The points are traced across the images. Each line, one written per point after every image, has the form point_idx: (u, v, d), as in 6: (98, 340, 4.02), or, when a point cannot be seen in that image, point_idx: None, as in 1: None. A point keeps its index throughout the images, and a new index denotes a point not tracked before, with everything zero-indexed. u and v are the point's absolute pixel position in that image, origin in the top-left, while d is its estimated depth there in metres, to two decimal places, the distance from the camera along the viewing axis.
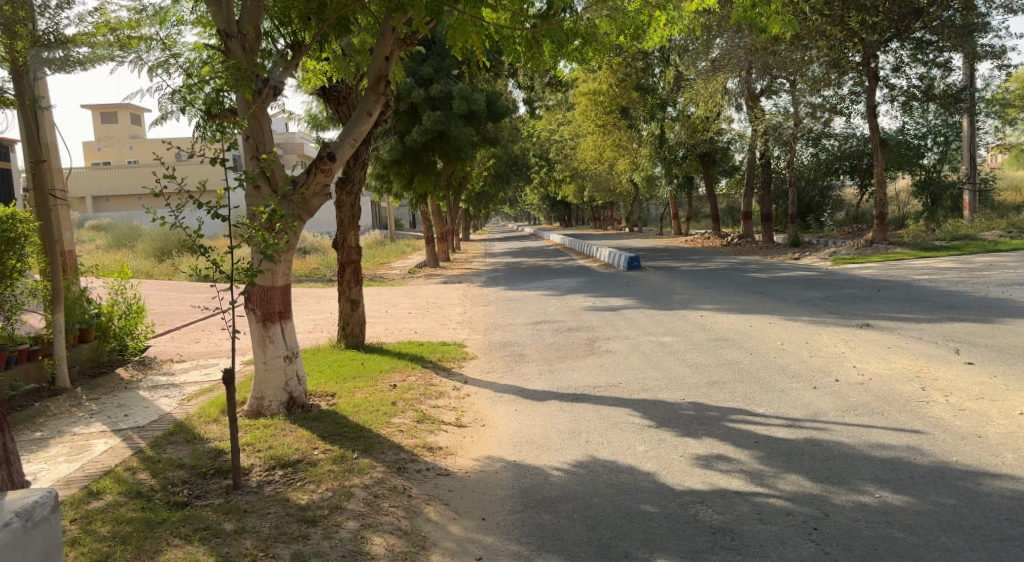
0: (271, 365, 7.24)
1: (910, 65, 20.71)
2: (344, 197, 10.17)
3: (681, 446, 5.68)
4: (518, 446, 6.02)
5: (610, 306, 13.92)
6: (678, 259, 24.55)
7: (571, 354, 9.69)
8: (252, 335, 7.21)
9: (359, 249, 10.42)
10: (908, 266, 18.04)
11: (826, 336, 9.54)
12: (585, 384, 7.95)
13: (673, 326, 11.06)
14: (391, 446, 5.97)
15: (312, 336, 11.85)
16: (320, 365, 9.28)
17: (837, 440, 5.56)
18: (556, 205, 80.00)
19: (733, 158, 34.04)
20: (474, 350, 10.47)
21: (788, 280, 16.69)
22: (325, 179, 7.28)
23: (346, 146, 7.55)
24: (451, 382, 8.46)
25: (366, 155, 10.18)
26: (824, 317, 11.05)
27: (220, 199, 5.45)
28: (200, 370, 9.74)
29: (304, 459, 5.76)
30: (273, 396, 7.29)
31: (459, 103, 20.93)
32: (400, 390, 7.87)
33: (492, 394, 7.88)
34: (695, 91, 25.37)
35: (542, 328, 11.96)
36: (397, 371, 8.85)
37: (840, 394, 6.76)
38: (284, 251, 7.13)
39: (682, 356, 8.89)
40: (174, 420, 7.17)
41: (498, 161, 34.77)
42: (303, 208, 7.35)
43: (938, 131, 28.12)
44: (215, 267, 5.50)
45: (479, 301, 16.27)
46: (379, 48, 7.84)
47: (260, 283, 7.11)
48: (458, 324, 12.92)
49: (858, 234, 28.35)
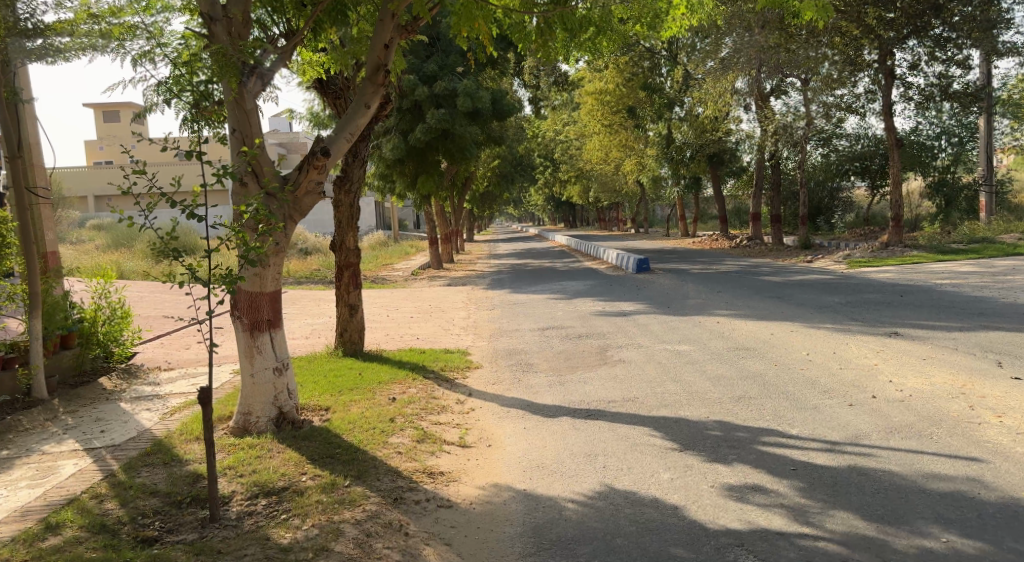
0: (258, 378, 6.68)
1: (927, 63, 20.05)
2: (342, 196, 9.60)
3: (711, 474, 5.11)
4: (527, 471, 5.44)
5: (621, 311, 13.31)
6: (688, 261, 23.93)
7: (581, 364, 9.10)
8: (239, 345, 6.68)
9: (358, 251, 9.86)
10: (927, 269, 17.41)
11: (856, 345, 8.95)
12: (598, 398, 7.36)
13: (689, 333, 10.47)
14: (388, 471, 5.40)
15: (308, 342, 11.28)
16: (315, 375, 8.72)
17: (885, 468, 4.99)
18: (560, 206, 79.36)
19: (742, 160, 33.35)
20: (479, 358, 9.90)
21: (805, 284, 16.10)
22: (318, 176, 6.68)
23: (341, 141, 6.97)
24: (455, 395, 7.87)
25: (366, 152, 9.62)
26: (849, 324, 10.45)
27: (197, 198, 4.88)
28: (187, 379, 9.16)
29: (290, 486, 5.20)
30: (261, 412, 6.73)
31: (462, 101, 20.33)
32: (400, 404, 7.30)
33: (499, 408, 7.30)
34: (704, 89, 24.74)
35: (550, 334, 11.37)
36: (396, 382, 8.28)
37: (880, 413, 6.18)
38: (273, 254, 6.57)
39: (701, 368, 8.30)
40: (152, 437, 6.60)
41: (503, 161, 34.17)
42: (295, 208, 6.76)
43: (952, 132, 27.48)
44: (190, 273, 4.88)
45: (484, 305, 15.68)
46: (377, 35, 7.25)
47: (247, 289, 6.56)
48: (461, 329, 12.35)
49: (871, 236, 27.67)
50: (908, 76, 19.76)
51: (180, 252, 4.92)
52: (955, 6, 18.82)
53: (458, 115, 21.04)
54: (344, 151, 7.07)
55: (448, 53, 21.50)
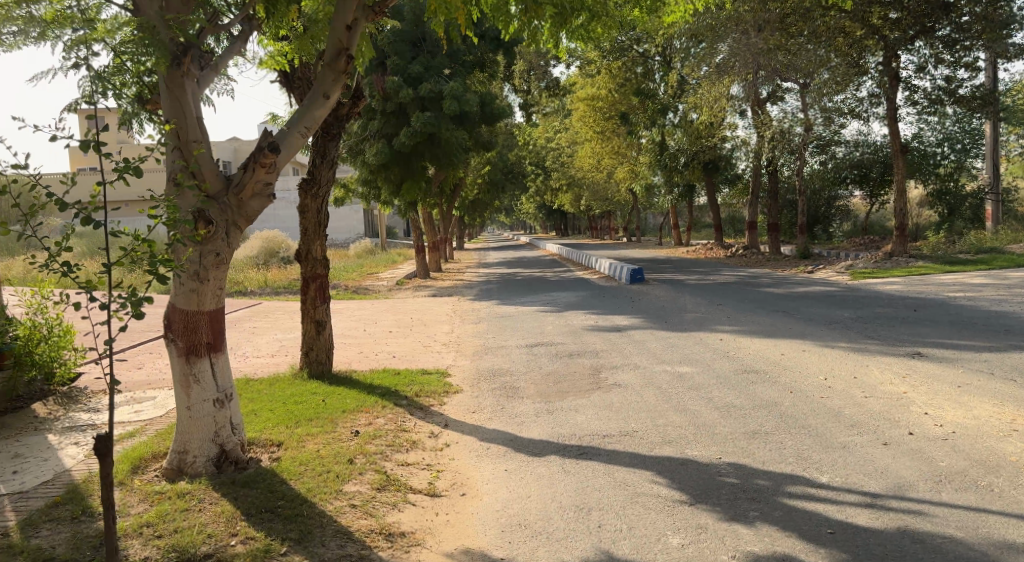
0: (196, 412, 5.77)
1: (934, 66, 19.34)
2: (308, 200, 8.63)
3: (729, 538, 4.24)
4: (505, 531, 4.55)
5: (615, 325, 12.37)
6: (683, 271, 23.04)
7: (571, 388, 8.15)
8: (174, 373, 5.78)
9: (326, 262, 8.87)
10: (935, 281, 16.56)
11: (877, 368, 8.06)
12: (592, 432, 6.41)
13: (691, 353, 9.53)
14: (335, 535, 4.50)
15: (272, 361, 10.28)
16: (271, 402, 7.75)
17: (942, 532, 4.14)
18: (551, 214, 78.48)
19: (736, 167, 32.62)
20: (459, 380, 8.97)
21: (807, 296, 15.20)
22: (266, 175, 5.75)
23: (294, 137, 6.07)
24: (428, 427, 6.91)
25: (335, 153, 8.73)
26: (866, 342, 9.57)
27: (95, 198, 3.96)
28: (130, 405, 8.19)
29: (214, 553, 4.29)
30: (199, 451, 5.79)
31: (449, 103, 19.33)
32: (363, 440, 6.35)
33: (477, 444, 6.35)
34: (699, 94, 23.89)
35: (538, 351, 10.43)
36: (362, 411, 7.32)
37: (923, 456, 5.29)
38: (212, 266, 5.70)
39: (706, 394, 7.37)
40: (68, 480, 5.62)
41: (494, 167, 33.27)
42: (239, 212, 5.83)
43: (954, 138, 26.86)
44: (89, 288, 3.96)
45: (470, 318, 14.74)
46: (339, 14, 6.26)
47: (182, 306, 5.69)
48: (442, 346, 11.40)
49: (872, 246, 26.96)
50: (913, 79, 18.96)
51: (72, 265, 3.97)
52: (964, 6, 18.04)
53: (444, 118, 20.14)
54: (299, 149, 6.17)
55: (434, 54, 20.49)
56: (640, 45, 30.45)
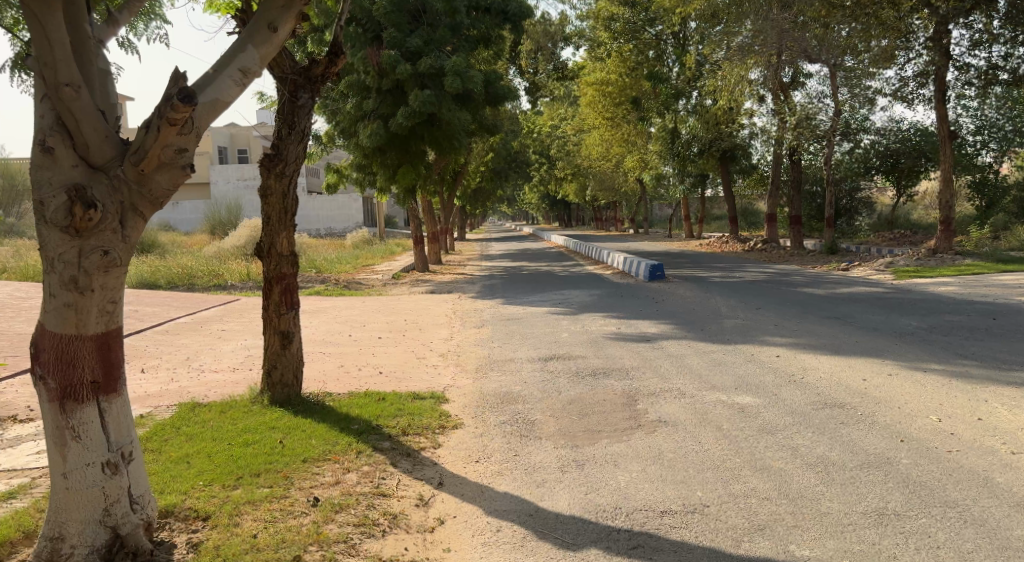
0: (75, 481, 4.01)
1: (986, 45, 17.44)
2: (270, 179, 6.73)
3: None
4: None
5: (642, 334, 10.50)
6: (703, 267, 21.16)
7: (603, 426, 6.29)
8: (47, 426, 4.05)
9: (295, 258, 6.98)
10: (995, 282, 14.67)
11: (1001, 404, 6.20)
12: (643, 505, 4.57)
13: (747, 375, 7.68)
14: None
15: (232, 378, 8.44)
16: (213, 443, 5.92)
17: None
18: (555, 202, 76.28)
19: (754, 156, 30.66)
20: (459, 409, 7.15)
21: (856, 299, 13.31)
22: (177, 137, 3.90)
23: (225, 81, 4.24)
24: (416, 488, 5.09)
25: (306, 124, 6.87)
26: (964, 364, 7.71)
27: None
28: (34, 443, 6.32)
29: None
30: (79, 538, 4.01)
31: (450, 80, 17.20)
32: (322, 515, 4.52)
33: (484, 520, 4.54)
34: (718, 78, 21.85)
35: (556, 368, 8.61)
36: (329, 461, 5.49)
37: None
38: (98, 271, 3.92)
39: (787, 443, 5.53)
40: None
41: (497, 154, 31.33)
42: (140, 192, 4.01)
43: (995, 126, 24.95)
44: None
45: (471, 321, 12.90)
46: None
47: (54, 329, 3.97)
48: (440, 358, 9.56)
49: (906, 243, 25.01)
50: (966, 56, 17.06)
51: None
52: None
53: (445, 97, 18.18)
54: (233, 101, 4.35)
55: (434, 27, 18.48)
56: (653, 26, 28.27)
